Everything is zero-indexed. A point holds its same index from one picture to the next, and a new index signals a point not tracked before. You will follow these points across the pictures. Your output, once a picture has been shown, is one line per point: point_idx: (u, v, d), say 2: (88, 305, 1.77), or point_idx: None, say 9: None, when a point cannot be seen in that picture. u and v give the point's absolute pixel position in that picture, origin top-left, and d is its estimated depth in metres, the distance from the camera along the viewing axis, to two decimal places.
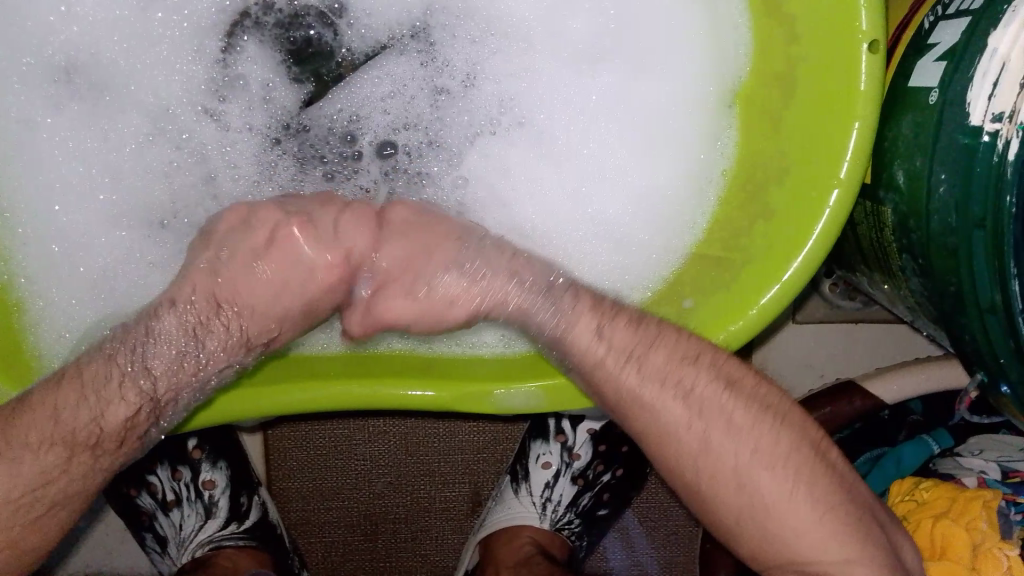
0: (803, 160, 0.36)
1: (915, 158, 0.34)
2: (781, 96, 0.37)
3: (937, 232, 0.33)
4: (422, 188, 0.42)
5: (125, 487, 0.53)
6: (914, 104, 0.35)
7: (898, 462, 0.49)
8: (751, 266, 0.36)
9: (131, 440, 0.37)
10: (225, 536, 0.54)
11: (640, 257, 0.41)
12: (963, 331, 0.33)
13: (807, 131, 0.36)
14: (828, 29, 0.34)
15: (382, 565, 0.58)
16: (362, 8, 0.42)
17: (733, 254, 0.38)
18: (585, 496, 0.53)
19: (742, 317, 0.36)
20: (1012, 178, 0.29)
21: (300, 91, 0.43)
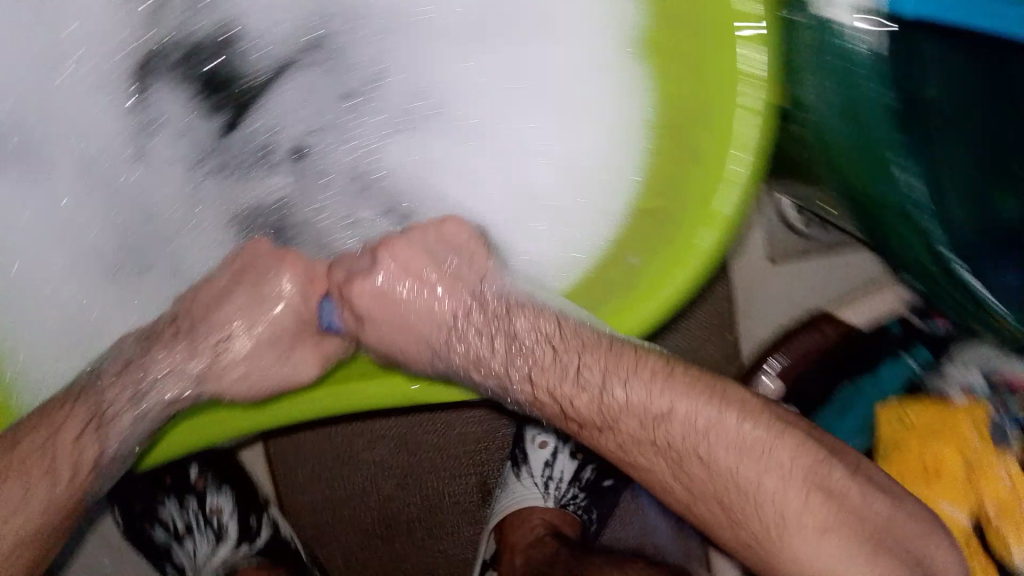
0: (702, 122, 0.50)
1: (814, 94, 0.48)
2: (685, 69, 0.51)
3: (828, 140, 0.48)
4: (318, 173, 0.64)
5: (138, 521, 0.71)
6: (797, 62, 0.49)
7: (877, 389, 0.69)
8: (679, 219, 0.49)
9: (87, 472, 0.50)
10: (239, 554, 0.70)
11: (581, 236, 0.59)
12: (890, 233, 0.49)
13: (701, 97, 0.50)
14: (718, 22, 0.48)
15: (404, 564, 0.73)
16: (257, 33, 0.63)
17: (658, 209, 0.53)
18: (585, 471, 0.72)
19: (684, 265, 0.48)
20: (876, 84, 0.47)
21: (220, 119, 0.64)
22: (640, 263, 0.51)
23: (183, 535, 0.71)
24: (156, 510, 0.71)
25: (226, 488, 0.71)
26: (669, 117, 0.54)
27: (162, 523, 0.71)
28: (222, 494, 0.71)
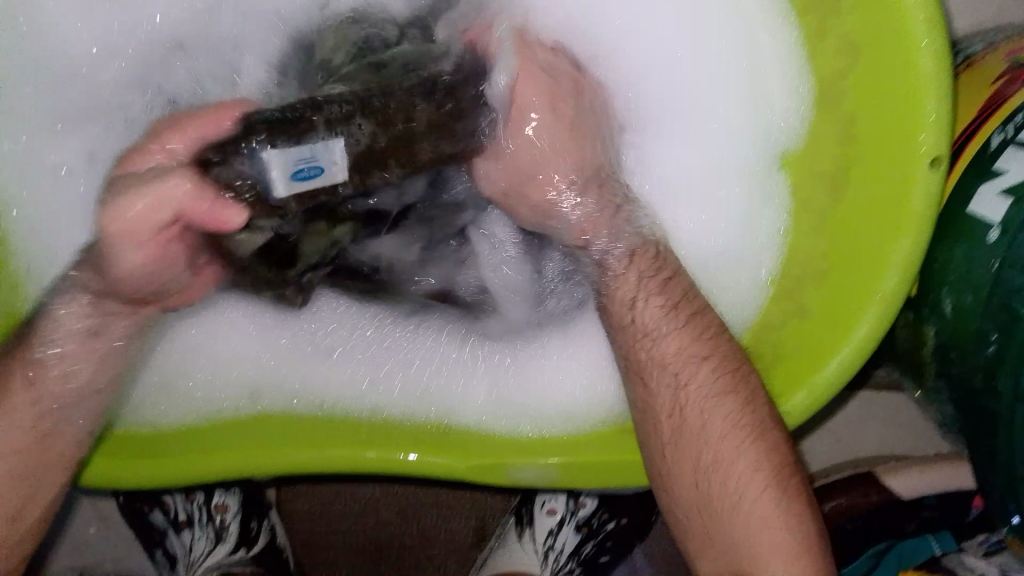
0: (381, 460, 0.61)
1: (958, 289, 0.51)
2: (405, 467, 0.61)
3: (945, 286, 0.52)
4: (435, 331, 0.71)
5: (520, 529, 0.80)
6: (608, 464, 0.62)
7: (954, 358, 0.51)
8: (472, 458, 0.62)
9: (508, 546, 0.80)
10: (539, 547, 0.79)
11: (546, 402, 0.68)
12: (932, 317, 0.54)
13: (418, 466, 0.61)
14: (356, 460, 0.61)
15: (393, 541, 0.85)
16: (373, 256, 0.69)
17: (465, 452, 0.63)
18: (589, 543, 0.80)
19: (604, 473, 0.62)
20: (951, 316, 0.51)
21: (232, 502, 0.78)
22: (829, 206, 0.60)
23: (184, 525, 0.78)
24: (533, 514, 0.80)
25: (234, 485, 0.78)
26: (575, 455, 0.62)
27: (163, 507, 0.77)
28: (232, 494, 0.78)
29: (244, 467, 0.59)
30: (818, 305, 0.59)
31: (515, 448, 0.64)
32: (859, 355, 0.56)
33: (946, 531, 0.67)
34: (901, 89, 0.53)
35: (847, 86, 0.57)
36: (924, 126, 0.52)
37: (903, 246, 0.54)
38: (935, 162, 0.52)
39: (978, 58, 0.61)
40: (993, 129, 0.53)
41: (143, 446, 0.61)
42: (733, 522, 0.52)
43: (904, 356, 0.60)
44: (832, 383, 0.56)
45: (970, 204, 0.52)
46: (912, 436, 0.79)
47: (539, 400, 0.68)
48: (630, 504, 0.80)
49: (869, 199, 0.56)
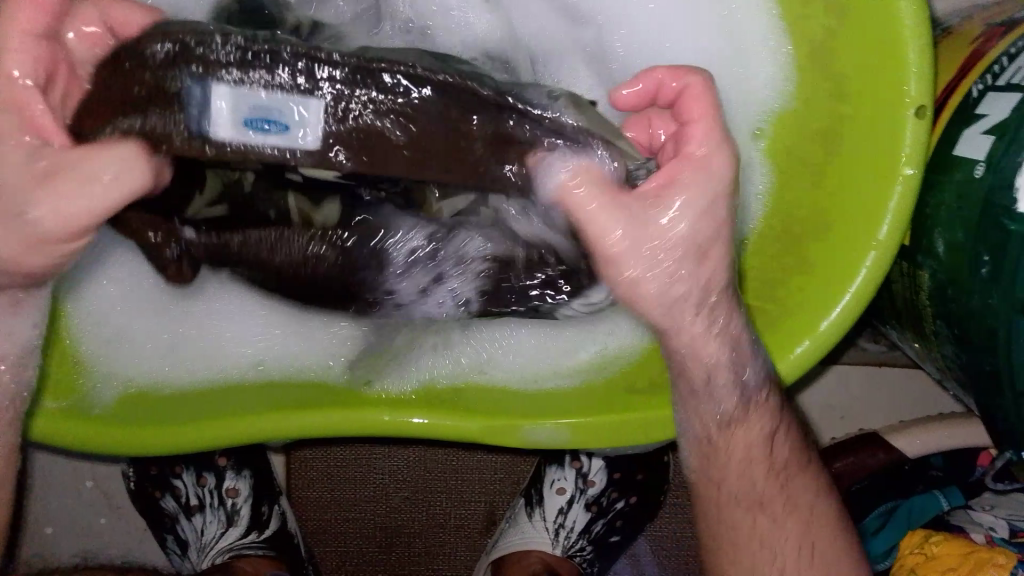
0: (388, 421, 0.62)
1: (950, 231, 0.53)
2: (411, 427, 0.62)
3: (936, 229, 0.54)
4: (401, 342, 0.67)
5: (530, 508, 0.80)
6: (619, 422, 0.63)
7: (948, 296, 0.53)
8: (478, 420, 0.63)
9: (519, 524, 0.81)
10: (551, 525, 0.80)
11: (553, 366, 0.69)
12: (924, 261, 0.56)
13: (428, 426, 0.62)
14: (363, 422, 0.62)
15: (406, 527, 0.85)
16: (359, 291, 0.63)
17: (473, 412, 0.63)
18: (598, 520, 0.81)
19: (614, 429, 0.63)
20: (943, 256, 0.53)
21: (243, 484, 0.78)
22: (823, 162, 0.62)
23: (195, 510, 0.78)
24: (543, 491, 0.80)
25: (245, 470, 0.79)
26: (584, 414, 0.64)
27: (173, 493, 0.78)
28: (243, 479, 0.78)
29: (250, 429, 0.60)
30: (815, 259, 0.61)
31: (522, 409, 0.65)
32: (858, 300, 0.58)
33: (954, 487, 0.69)
34: (882, 44, 0.55)
35: (831, 44, 0.59)
36: (907, 77, 0.54)
37: (896, 192, 0.56)
38: (920, 110, 0.54)
39: (956, 27, 0.63)
40: (973, 80, 0.55)
41: (160, 416, 0.62)
42: (756, 561, 0.56)
43: (901, 308, 0.62)
44: (833, 331, 0.58)
45: (954, 148, 0.54)
46: (911, 404, 0.81)
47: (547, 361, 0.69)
48: (640, 484, 0.81)
49: (858, 152, 0.58)
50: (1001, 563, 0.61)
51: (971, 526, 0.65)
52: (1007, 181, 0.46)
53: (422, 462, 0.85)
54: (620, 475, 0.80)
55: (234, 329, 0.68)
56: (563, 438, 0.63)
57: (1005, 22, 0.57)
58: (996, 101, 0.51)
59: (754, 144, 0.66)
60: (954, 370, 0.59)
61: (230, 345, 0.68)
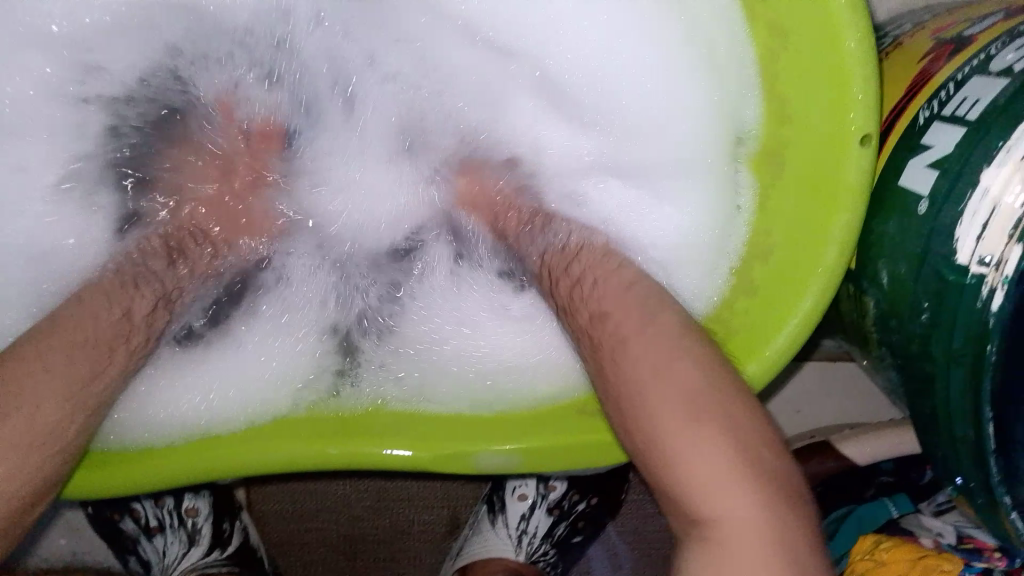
0: (342, 456, 0.61)
1: (895, 266, 0.52)
2: (366, 461, 0.61)
3: (882, 260, 0.54)
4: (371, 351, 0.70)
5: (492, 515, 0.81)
6: (572, 446, 0.63)
7: (895, 329, 0.53)
8: (435, 450, 0.62)
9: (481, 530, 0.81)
10: (514, 531, 0.81)
11: (515, 384, 0.69)
12: (870, 289, 0.55)
13: (384, 458, 0.61)
14: (318, 459, 0.60)
15: (369, 535, 0.86)
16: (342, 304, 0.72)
17: (429, 442, 0.63)
18: (561, 524, 0.82)
19: (568, 455, 0.63)
20: (890, 289, 0.53)
21: (202, 502, 0.78)
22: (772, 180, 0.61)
23: (155, 531, 0.78)
24: (504, 498, 0.81)
25: (203, 489, 0.78)
26: (538, 441, 0.63)
27: (132, 515, 0.78)
28: (202, 498, 0.78)
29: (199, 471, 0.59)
30: (764, 282, 0.60)
31: (479, 436, 0.64)
32: (804, 328, 0.57)
33: (904, 493, 0.70)
34: (828, 67, 0.53)
35: (777, 62, 0.57)
36: (853, 103, 0.53)
37: (842, 220, 0.55)
38: (866, 138, 0.53)
39: (905, 37, 0.61)
40: (920, 105, 0.53)
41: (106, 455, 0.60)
42: None
43: (849, 326, 0.62)
44: (780, 358, 0.58)
45: (900, 179, 0.53)
46: (867, 398, 0.82)
47: (510, 380, 0.69)
48: (599, 485, 0.82)
49: (805, 177, 0.57)
50: (948, 570, 0.63)
51: (920, 533, 0.67)
52: (948, 228, 0.45)
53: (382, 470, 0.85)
54: (580, 479, 0.81)
55: (182, 356, 0.66)
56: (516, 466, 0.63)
57: (953, 38, 0.55)
58: (940, 135, 0.50)
59: (708, 147, 0.65)
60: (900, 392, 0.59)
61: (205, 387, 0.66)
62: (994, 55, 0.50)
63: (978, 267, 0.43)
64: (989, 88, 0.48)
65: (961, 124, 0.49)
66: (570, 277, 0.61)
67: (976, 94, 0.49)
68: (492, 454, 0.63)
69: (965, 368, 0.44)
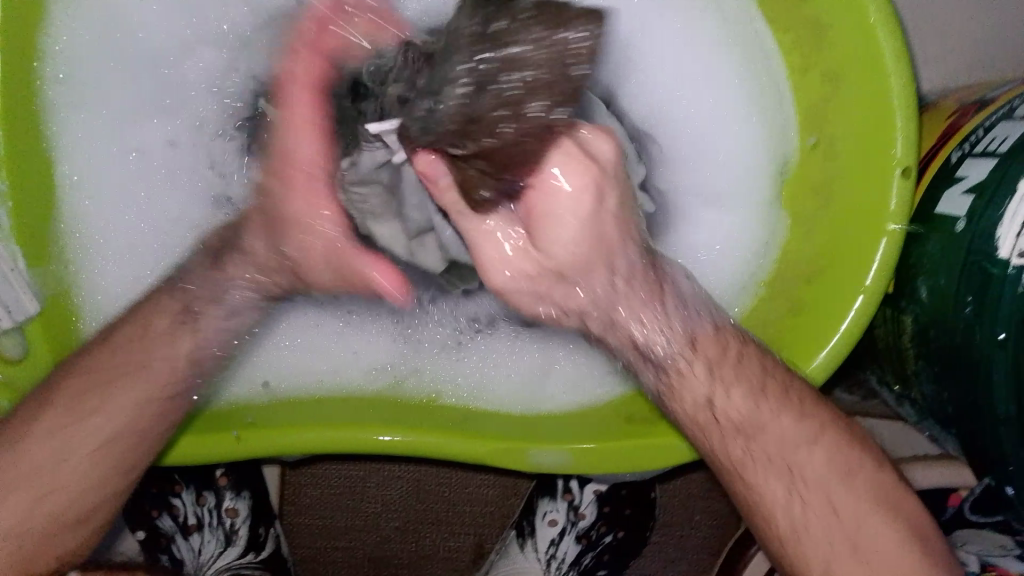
0: (407, 441, 0.63)
1: (935, 280, 0.58)
2: (428, 446, 0.63)
3: (922, 278, 0.60)
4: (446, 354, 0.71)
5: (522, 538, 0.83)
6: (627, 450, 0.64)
7: (937, 337, 0.58)
8: (495, 444, 0.64)
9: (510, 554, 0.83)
10: (543, 555, 0.83)
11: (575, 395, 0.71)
12: (910, 306, 0.61)
13: (446, 446, 0.63)
14: (382, 443, 0.62)
15: (396, 556, 0.87)
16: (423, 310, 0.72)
17: (489, 437, 0.65)
18: (588, 552, 0.84)
19: (624, 459, 0.64)
20: (930, 301, 0.58)
21: (242, 503, 0.80)
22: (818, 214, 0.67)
23: (192, 529, 0.79)
24: (535, 522, 0.83)
25: (244, 491, 0.80)
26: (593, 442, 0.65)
27: (171, 512, 0.79)
28: (242, 499, 0.80)
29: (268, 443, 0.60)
30: (810, 299, 0.66)
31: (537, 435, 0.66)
32: (847, 341, 0.62)
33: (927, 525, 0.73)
34: (873, 109, 0.61)
35: (825, 110, 0.66)
36: (895, 140, 0.60)
37: (883, 243, 0.61)
38: (906, 171, 0.60)
39: (934, 102, 0.70)
40: (952, 147, 0.61)
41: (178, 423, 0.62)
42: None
43: (885, 353, 0.67)
44: (824, 368, 0.63)
45: (936, 207, 0.60)
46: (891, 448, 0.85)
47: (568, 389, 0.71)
48: (627, 518, 0.84)
49: (850, 208, 0.64)
50: None
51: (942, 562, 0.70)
52: (988, 232, 0.52)
53: (414, 493, 0.86)
54: (609, 509, 0.83)
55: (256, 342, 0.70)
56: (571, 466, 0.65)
57: (979, 99, 0.64)
58: (974, 167, 0.57)
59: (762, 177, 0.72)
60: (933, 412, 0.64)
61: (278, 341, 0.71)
62: (1018, 105, 0.58)
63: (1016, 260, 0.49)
64: (1016, 128, 0.56)
65: (993, 156, 0.56)
66: None
67: (1005, 132, 0.57)
68: (550, 456, 0.65)
69: (1007, 350, 0.50)
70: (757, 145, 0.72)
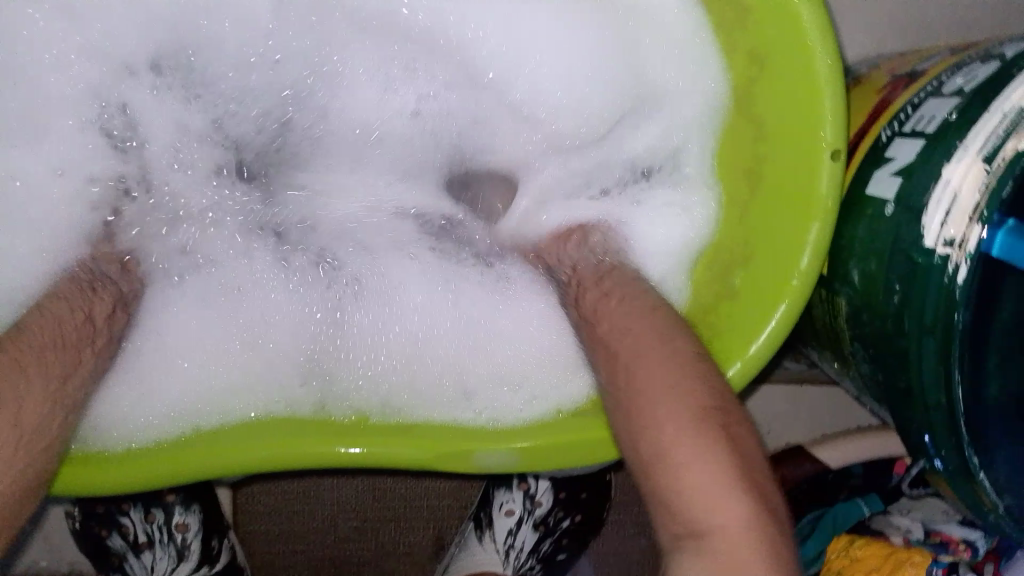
0: (348, 451, 0.62)
1: (870, 264, 0.57)
2: (367, 454, 0.62)
3: (853, 261, 0.59)
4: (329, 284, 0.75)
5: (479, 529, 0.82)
6: (570, 449, 0.63)
7: (863, 320, 0.58)
8: (438, 448, 0.63)
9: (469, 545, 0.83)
10: (504, 546, 0.82)
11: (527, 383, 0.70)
12: (841, 289, 0.61)
13: (386, 452, 0.62)
14: (318, 456, 0.61)
15: (356, 555, 0.87)
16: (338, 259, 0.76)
17: (434, 443, 0.63)
18: (546, 541, 0.84)
19: (569, 458, 0.64)
20: (859, 283, 0.58)
21: (194, 516, 0.78)
22: (748, 194, 0.66)
23: (143, 546, 0.78)
24: (491, 512, 0.83)
25: (194, 504, 0.79)
26: (539, 440, 0.64)
27: (121, 531, 0.77)
28: (193, 513, 0.78)
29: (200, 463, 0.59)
30: (745, 284, 0.65)
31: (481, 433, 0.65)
32: (783, 328, 0.62)
33: (875, 495, 0.74)
34: (800, 92, 0.60)
35: (749, 92, 0.65)
36: (823, 121, 0.59)
37: (815, 227, 0.60)
38: (836, 153, 0.59)
39: (864, 74, 0.69)
40: (882, 125, 0.60)
41: (110, 456, 0.60)
42: None
43: (822, 330, 0.67)
44: (762, 354, 0.62)
45: (867, 188, 0.59)
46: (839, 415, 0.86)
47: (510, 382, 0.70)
48: (584, 503, 0.84)
49: (781, 187, 0.63)
50: (918, 561, 0.67)
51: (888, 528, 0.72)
52: (915, 219, 0.51)
53: (369, 490, 0.86)
54: (565, 495, 0.83)
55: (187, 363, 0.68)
56: (518, 464, 0.64)
57: (908, 73, 0.63)
58: (901, 146, 0.57)
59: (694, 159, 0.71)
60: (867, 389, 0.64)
61: (184, 363, 0.68)
62: (945, 82, 0.56)
63: (943, 249, 0.49)
64: (941, 106, 0.54)
65: (916, 133, 0.55)
66: (594, 288, 0.64)
67: (932, 109, 0.55)
68: (510, 456, 0.64)
69: (936, 337, 0.50)
70: (696, 141, 0.70)
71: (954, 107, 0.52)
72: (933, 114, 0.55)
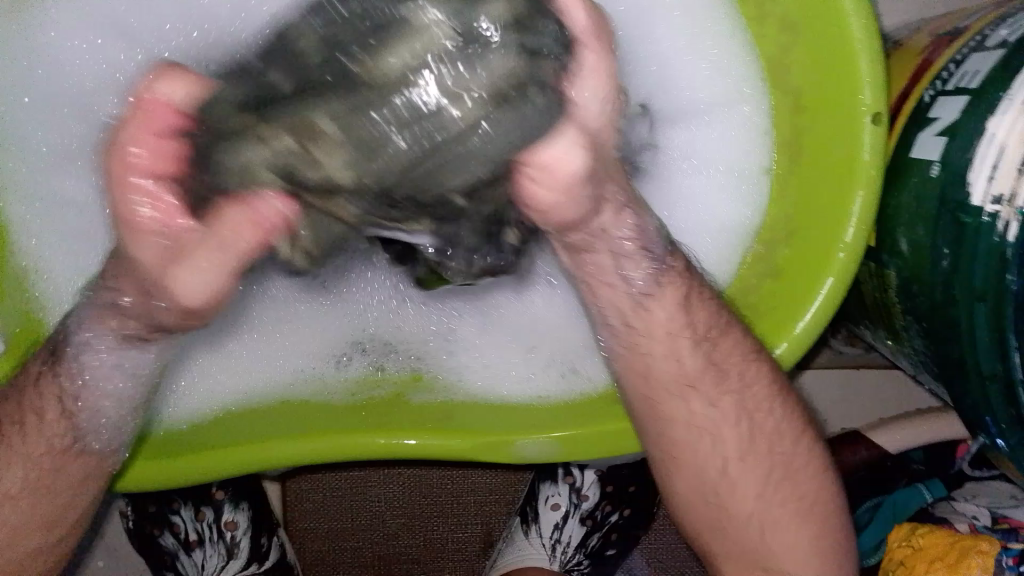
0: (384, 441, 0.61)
1: (919, 230, 0.54)
2: (403, 445, 0.61)
3: (902, 228, 0.56)
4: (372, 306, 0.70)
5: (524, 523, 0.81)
6: (612, 434, 0.62)
7: (913, 290, 0.55)
8: (481, 439, 0.62)
9: (516, 539, 0.82)
10: (549, 540, 0.81)
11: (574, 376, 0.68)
12: (889, 259, 0.58)
13: (422, 443, 0.61)
14: (352, 446, 0.60)
15: (405, 552, 0.86)
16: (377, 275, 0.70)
17: (470, 433, 0.62)
18: (593, 534, 0.82)
19: (613, 443, 0.62)
20: (907, 252, 0.56)
21: (242, 514, 0.79)
22: (787, 166, 0.64)
23: (194, 545, 0.79)
24: (536, 506, 0.81)
25: (242, 502, 0.79)
26: (584, 429, 0.62)
27: (172, 530, 0.78)
28: (241, 511, 0.79)
29: (237, 455, 0.59)
30: (787, 260, 0.63)
31: (519, 420, 0.64)
32: (829, 305, 0.59)
33: (937, 480, 0.71)
34: (834, 56, 0.58)
35: (784, 61, 0.63)
36: (861, 85, 0.57)
37: (860, 195, 0.58)
38: (877, 116, 0.57)
39: (905, 39, 0.67)
40: (924, 86, 0.58)
41: (152, 451, 0.61)
42: None
43: (872, 305, 0.64)
44: (809, 332, 0.60)
45: (911, 151, 0.57)
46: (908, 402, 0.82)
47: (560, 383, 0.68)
48: (632, 496, 0.82)
49: (824, 157, 0.60)
50: (985, 549, 0.62)
51: (950, 512, 0.68)
52: (960, 177, 0.48)
53: (416, 486, 0.85)
54: (612, 488, 0.82)
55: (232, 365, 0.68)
56: (560, 450, 0.62)
57: (950, 31, 0.60)
58: (944, 104, 0.54)
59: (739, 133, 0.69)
60: (920, 363, 0.61)
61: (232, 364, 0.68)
62: (988, 36, 0.53)
63: (991, 206, 0.46)
64: (986, 59, 0.51)
65: (958, 88, 0.53)
66: None
67: (976, 63, 0.52)
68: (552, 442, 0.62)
69: (989, 302, 0.47)
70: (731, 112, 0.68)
71: (999, 58, 0.49)
72: (977, 69, 0.52)
